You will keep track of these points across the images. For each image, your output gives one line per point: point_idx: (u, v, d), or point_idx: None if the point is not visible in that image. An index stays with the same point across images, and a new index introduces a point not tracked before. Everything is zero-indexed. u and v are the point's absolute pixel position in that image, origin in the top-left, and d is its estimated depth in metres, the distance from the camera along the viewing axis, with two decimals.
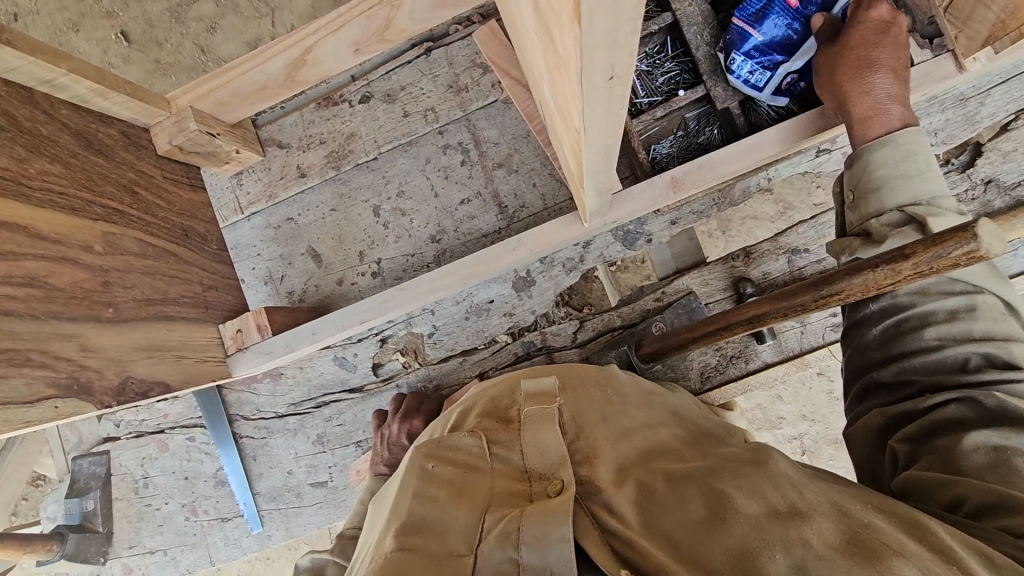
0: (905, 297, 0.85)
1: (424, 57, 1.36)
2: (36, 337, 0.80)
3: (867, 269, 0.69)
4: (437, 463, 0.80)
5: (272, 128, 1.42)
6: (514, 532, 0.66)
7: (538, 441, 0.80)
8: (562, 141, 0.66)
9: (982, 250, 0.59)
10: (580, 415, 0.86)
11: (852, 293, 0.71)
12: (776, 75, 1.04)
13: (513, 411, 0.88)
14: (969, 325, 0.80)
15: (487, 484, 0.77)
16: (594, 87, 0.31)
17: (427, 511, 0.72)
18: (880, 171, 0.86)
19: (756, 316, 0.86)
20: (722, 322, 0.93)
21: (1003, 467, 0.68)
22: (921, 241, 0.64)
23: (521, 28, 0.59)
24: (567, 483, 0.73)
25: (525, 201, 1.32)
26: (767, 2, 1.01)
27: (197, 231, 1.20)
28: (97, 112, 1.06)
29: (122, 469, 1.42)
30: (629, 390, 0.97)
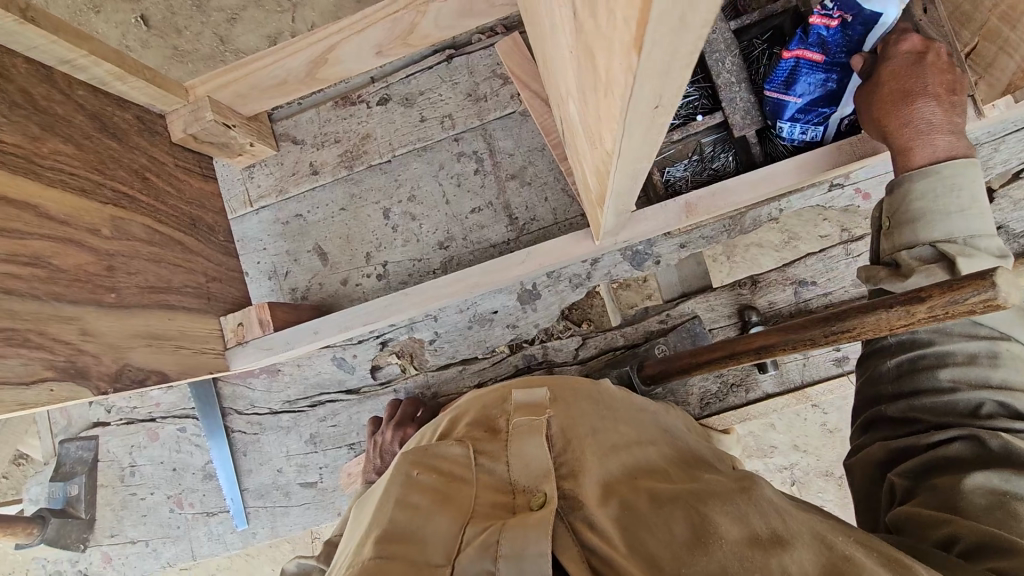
0: (925, 332, 0.84)
1: (445, 64, 1.36)
2: (36, 317, 0.79)
3: (880, 308, 0.68)
4: (422, 470, 0.77)
5: (288, 124, 1.42)
6: (494, 545, 0.65)
7: (522, 452, 0.78)
8: (586, 161, 0.65)
9: (1000, 299, 0.59)
10: (570, 426, 0.83)
11: (864, 331, 0.70)
12: (829, 125, 1.06)
13: (502, 421, 0.85)
14: (986, 372, 0.79)
15: (471, 493, 0.75)
16: (637, 114, 0.31)
17: (408, 520, 0.70)
18: (916, 203, 0.85)
19: (763, 347, 0.85)
20: (729, 349, 0.92)
21: (1002, 510, 0.66)
22: (937, 284, 0.64)
23: (554, 46, 0.59)
24: (550, 497, 0.72)
25: (536, 214, 1.31)
26: (793, 66, 1.03)
27: (205, 221, 1.19)
28: (114, 95, 1.05)
29: (110, 455, 1.40)
30: (617, 403, 0.94)
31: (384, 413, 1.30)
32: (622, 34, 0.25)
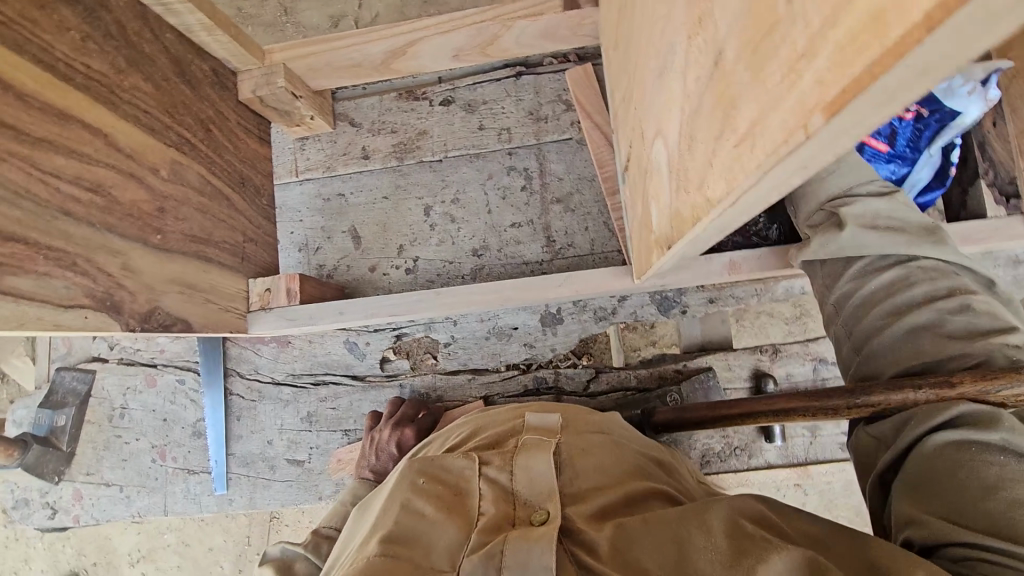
0: (850, 282, 0.89)
1: (513, 79, 1.39)
2: (87, 244, 0.78)
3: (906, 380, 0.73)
4: (428, 479, 0.78)
5: (349, 105, 1.43)
6: (495, 556, 0.65)
7: (528, 468, 0.77)
8: (663, 204, 0.66)
9: None
10: (578, 454, 0.83)
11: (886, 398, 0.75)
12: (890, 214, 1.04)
13: (511, 439, 0.85)
14: (911, 294, 0.84)
15: (475, 502, 0.74)
16: (781, 171, 0.32)
17: (413, 524, 0.71)
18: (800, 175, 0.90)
19: (784, 407, 0.86)
20: (748, 408, 0.93)
21: (966, 470, 0.69)
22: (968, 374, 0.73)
23: (659, 90, 0.60)
24: (553, 516, 0.71)
25: (573, 241, 1.33)
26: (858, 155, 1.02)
27: (253, 182, 1.20)
28: (196, 44, 1.08)
29: (103, 393, 1.39)
30: (629, 440, 0.94)
31: (385, 409, 1.29)
32: (806, 95, 0.26)
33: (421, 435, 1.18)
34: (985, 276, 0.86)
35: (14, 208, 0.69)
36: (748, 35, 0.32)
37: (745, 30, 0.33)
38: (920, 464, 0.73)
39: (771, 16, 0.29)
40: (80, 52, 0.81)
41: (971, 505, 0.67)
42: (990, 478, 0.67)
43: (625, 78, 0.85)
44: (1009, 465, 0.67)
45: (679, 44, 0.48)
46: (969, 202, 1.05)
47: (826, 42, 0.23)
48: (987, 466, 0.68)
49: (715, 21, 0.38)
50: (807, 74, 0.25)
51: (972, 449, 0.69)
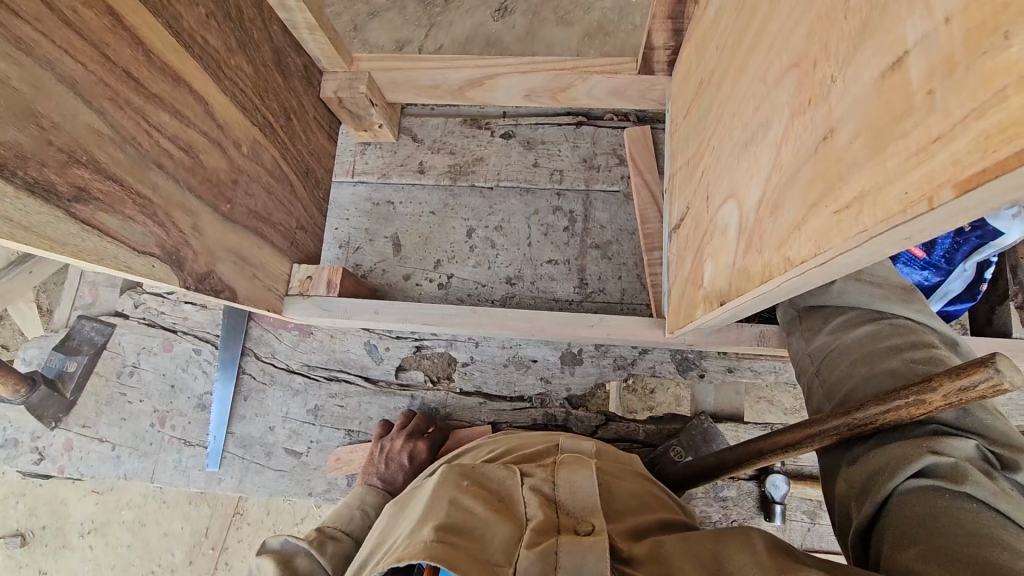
0: (829, 335, 0.89)
1: (574, 126, 1.45)
2: (169, 199, 0.81)
3: (895, 401, 0.71)
4: (471, 483, 0.90)
5: (415, 121, 1.48)
6: (553, 555, 0.73)
7: (571, 481, 0.89)
8: (723, 264, 0.71)
9: (1003, 381, 0.60)
10: (612, 481, 0.98)
11: (883, 421, 0.73)
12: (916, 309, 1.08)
13: (550, 460, 0.98)
14: (877, 345, 0.82)
15: (521, 509, 0.85)
16: (888, 238, 0.36)
17: (463, 519, 0.81)
18: None
19: (790, 444, 0.87)
20: (755, 448, 0.94)
21: (944, 515, 0.64)
22: (946, 373, 0.67)
23: (741, 157, 0.65)
24: (599, 527, 0.79)
25: (605, 287, 1.36)
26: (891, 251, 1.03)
27: (314, 174, 1.25)
28: (296, 40, 1.14)
29: (118, 348, 1.39)
30: (644, 479, 1.06)
31: (396, 420, 1.30)
32: (937, 172, 0.30)
33: (432, 450, 1.19)
34: (950, 333, 0.84)
35: (119, 151, 0.72)
36: (871, 118, 0.37)
37: (867, 113, 0.38)
38: (902, 512, 0.68)
39: (905, 104, 0.33)
40: (202, 26, 0.86)
41: (954, 546, 0.60)
42: (968, 521, 0.62)
43: (697, 144, 0.90)
44: (985, 513, 0.63)
45: (780, 122, 0.53)
46: (995, 319, 1.06)
47: (968, 131, 0.28)
48: (962, 510, 0.64)
49: (831, 102, 0.43)
50: (941, 154, 0.30)
51: (947, 494, 0.66)
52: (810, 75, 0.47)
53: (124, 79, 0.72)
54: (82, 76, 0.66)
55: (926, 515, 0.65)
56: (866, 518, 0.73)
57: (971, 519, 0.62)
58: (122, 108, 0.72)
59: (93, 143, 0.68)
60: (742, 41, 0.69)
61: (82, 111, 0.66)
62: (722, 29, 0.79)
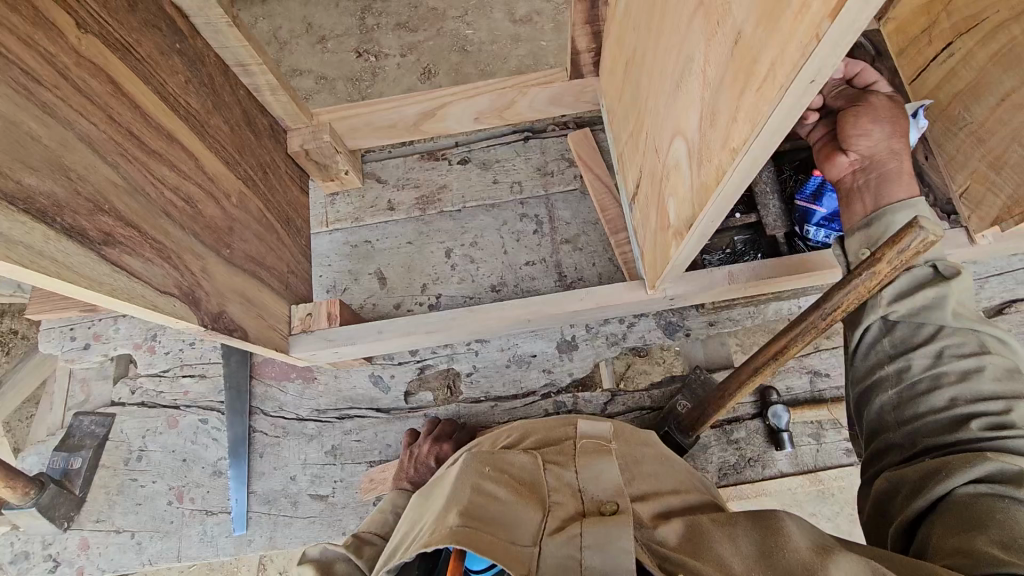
0: (922, 356, 0.82)
1: (521, 142, 1.58)
2: (179, 243, 0.87)
3: (851, 281, 0.82)
4: (494, 469, 0.84)
5: (377, 165, 1.59)
6: (576, 536, 0.71)
7: (591, 468, 0.84)
8: (683, 194, 0.83)
9: (928, 236, 0.72)
10: (635, 466, 0.90)
11: (848, 303, 0.83)
12: None
13: (569, 444, 0.91)
14: (976, 385, 0.79)
15: (547, 493, 0.81)
16: (799, 84, 0.47)
17: (488, 504, 0.76)
18: (902, 228, 0.87)
19: (778, 351, 0.95)
20: (752, 366, 1.00)
21: (1001, 514, 0.67)
22: (885, 244, 0.77)
23: (676, 99, 0.78)
24: (623, 507, 0.76)
25: (583, 275, 1.47)
26: (819, 185, 1.24)
27: (295, 223, 1.32)
28: (259, 102, 1.23)
29: (121, 436, 1.38)
30: (674, 458, 0.98)
31: (423, 428, 1.33)
32: (814, 19, 0.43)
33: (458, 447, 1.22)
34: None
35: (133, 201, 0.79)
36: (763, 7, 0.50)
37: (759, 7, 0.51)
38: (957, 510, 0.70)
39: None
40: (184, 91, 0.95)
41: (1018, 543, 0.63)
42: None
43: (634, 117, 1.04)
44: None
45: (699, 51, 0.67)
46: None
47: None
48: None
49: (732, 16, 0.56)
50: (814, 6, 0.43)
51: (1005, 498, 0.68)
52: (712, 6, 0.61)
53: (129, 136, 0.80)
54: (95, 134, 0.74)
55: (982, 513, 0.68)
56: (913, 512, 0.74)
57: None
58: (131, 162, 0.79)
59: (112, 193, 0.75)
60: (652, 15, 0.84)
61: (100, 165, 0.73)
62: (634, 16, 0.94)
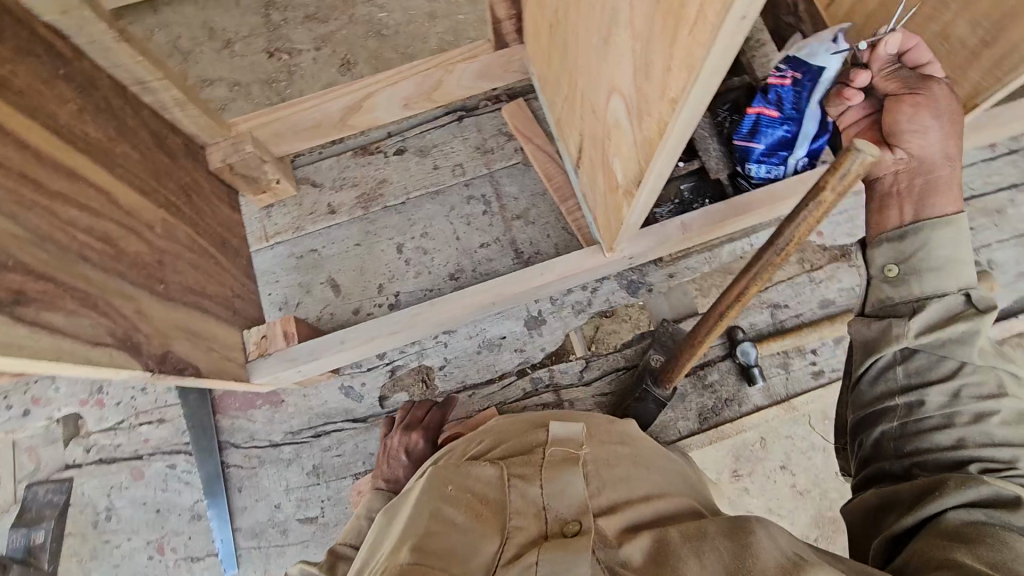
0: (938, 394, 0.75)
1: (456, 122, 1.53)
2: (104, 288, 0.80)
3: (801, 213, 0.81)
4: (456, 488, 0.78)
5: (309, 169, 1.51)
6: (532, 566, 0.66)
7: (557, 479, 0.75)
8: (627, 153, 0.81)
9: (867, 156, 0.71)
10: (605, 469, 0.80)
11: (796, 235, 0.84)
12: (788, 167, 1.24)
13: (538, 448, 0.82)
14: (989, 429, 0.73)
15: (509, 512, 0.73)
16: (731, 23, 0.46)
17: (444, 530, 0.72)
18: (940, 252, 0.77)
19: (740, 293, 0.96)
20: (718, 310, 1.00)
21: (992, 537, 0.64)
22: (828, 173, 0.76)
23: (606, 55, 0.76)
24: (586, 528, 0.69)
25: (539, 248, 1.44)
26: (754, 123, 1.25)
27: (231, 244, 1.24)
28: (168, 120, 1.13)
29: (84, 499, 1.31)
30: (652, 450, 0.90)
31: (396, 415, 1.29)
32: None
33: (428, 438, 1.18)
34: None
35: (41, 252, 0.72)
36: None
37: None
38: (947, 531, 0.67)
39: None
40: (79, 121, 0.86)
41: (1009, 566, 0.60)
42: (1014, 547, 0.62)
43: (567, 80, 1.01)
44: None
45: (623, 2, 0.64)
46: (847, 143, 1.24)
47: None
48: (1019, 542, 0.62)
49: None
50: None
51: (997, 526, 0.65)
52: None
53: (24, 181, 0.72)
54: None
55: (973, 535, 0.65)
56: (900, 527, 0.72)
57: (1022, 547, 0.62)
58: (30, 209, 0.72)
59: (14, 246, 0.68)
60: None
61: None
62: None
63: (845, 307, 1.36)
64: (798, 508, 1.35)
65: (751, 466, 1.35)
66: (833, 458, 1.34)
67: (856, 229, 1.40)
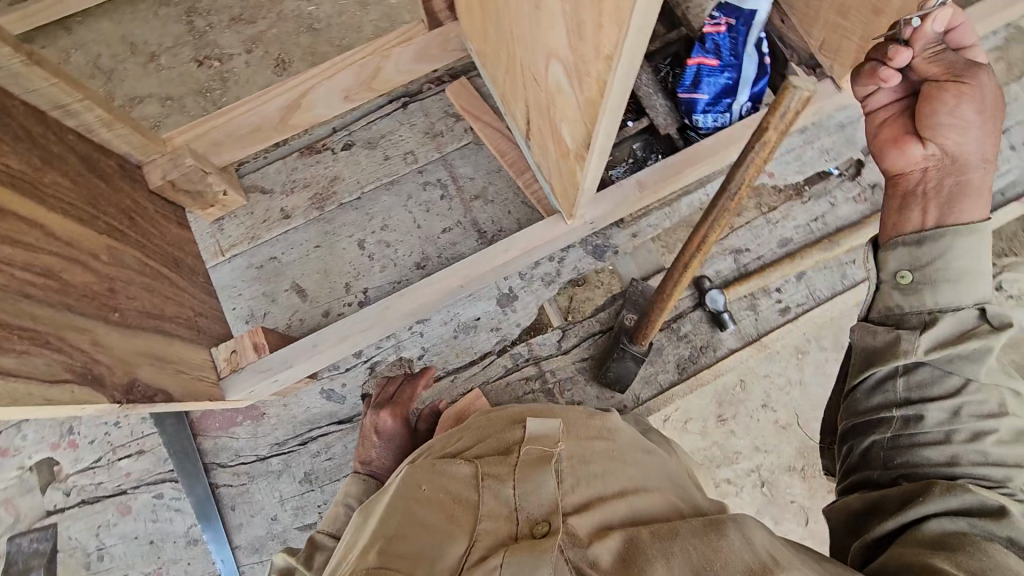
0: (936, 409, 0.76)
1: (401, 110, 1.50)
2: (54, 323, 0.77)
3: (747, 155, 0.82)
4: (429, 487, 0.79)
5: (256, 176, 1.46)
6: (496, 569, 0.67)
7: (528, 481, 0.76)
8: (573, 116, 0.80)
9: (804, 92, 0.72)
10: (580, 464, 0.79)
11: (745, 180, 0.85)
12: (733, 113, 1.26)
13: (514, 446, 0.83)
14: (983, 446, 0.73)
15: (479, 514, 0.75)
16: None
17: (415, 531, 0.73)
18: (958, 262, 0.78)
19: (701, 241, 0.97)
20: (683, 261, 1.02)
21: (973, 545, 0.65)
22: (767, 113, 0.77)
23: (539, 21, 0.75)
24: (553, 530, 0.71)
25: (502, 226, 1.44)
26: (696, 74, 1.27)
27: (186, 262, 1.19)
28: (97, 143, 1.08)
29: (72, 543, 1.27)
30: (630, 442, 0.90)
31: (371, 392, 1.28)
32: None
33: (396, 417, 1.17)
34: None
35: None
36: None
37: None
38: (929, 537, 0.68)
39: None
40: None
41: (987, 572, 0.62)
42: (992, 556, 0.64)
43: (505, 51, 1.00)
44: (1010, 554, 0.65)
45: None
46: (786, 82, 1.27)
47: None
48: (998, 552, 0.64)
49: None
50: None
51: (978, 536, 0.67)
52: None
53: None
54: None
55: (954, 542, 0.66)
56: (883, 532, 0.73)
57: (1001, 558, 0.63)
58: None
59: None
60: None
61: None
62: None
63: (803, 243, 1.40)
64: (782, 442, 1.40)
65: (733, 409, 1.39)
66: (809, 389, 1.40)
67: (804, 166, 1.44)
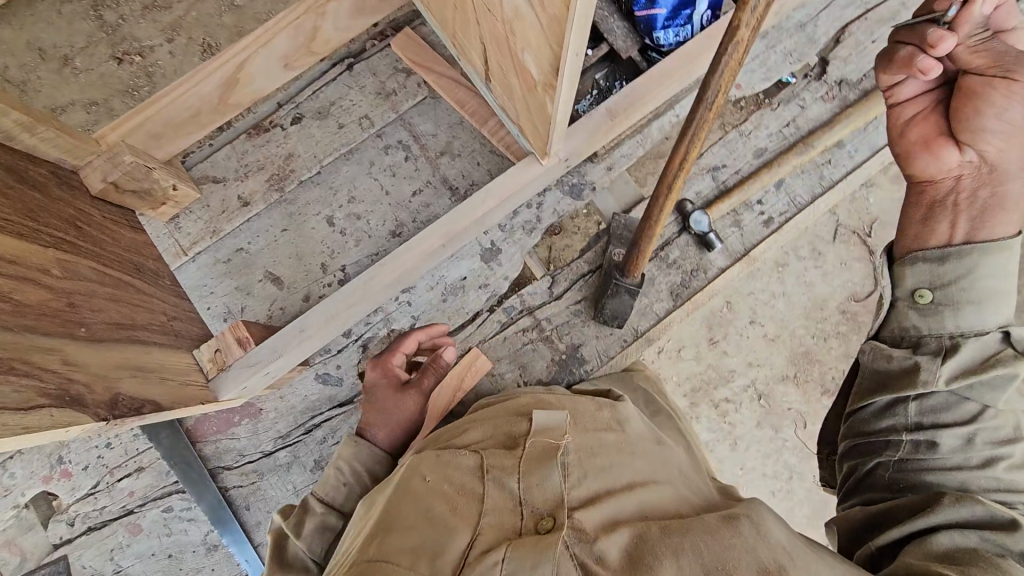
0: (949, 436, 0.80)
1: (347, 72, 1.40)
2: (17, 347, 0.71)
3: (720, 60, 0.78)
4: (432, 476, 0.78)
5: (205, 166, 1.36)
6: (498, 563, 0.64)
7: (534, 475, 0.73)
8: (536, 41, 0.75)
9: None
10: (586, 459, 0.77)
11: (719, 91, 0.81)
12: (693, 24, 1.22)
13: (522, 438, 0.81)
14: (994, 475, 0.78)
15: (482, 505, 0.71)
16: None
17: (418, 519, 0.71)
18: (984, 284, 0.83)
19: (681, 160, 0.93)
20: (669, 183, 0.98)
21: (979, 555, 0.69)
22: (739, 8, 0.73)
23: None
24: (558, 524, 0.67)
25: (473, 179, 1.38)
26: None
27: (148, 268, 1.12)
28: (25, 151, 0.96)
29: (88, 570, 1.24)
30: (636, 436, 0.87)
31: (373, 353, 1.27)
32: None
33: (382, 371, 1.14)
34: None
35: None
36: None
37: None
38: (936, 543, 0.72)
39: None
40: None
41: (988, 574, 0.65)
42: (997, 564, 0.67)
43: None
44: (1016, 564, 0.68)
45: None
46: None
47: None
48: (1008, 564, 0.67)
49: None
50: None
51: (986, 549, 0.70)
52: None
53: None
54: None
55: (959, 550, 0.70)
56: (890, 542, 0.78)
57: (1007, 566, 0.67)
58: None
59: None
60: None
61: None
62: None
63: (778, 150, 1.38)
64: (773, 353, 1.41)
65: (724, 329, 1.40)
66: (795, 298, 1.41)
67: (770, 72, 1.39)
